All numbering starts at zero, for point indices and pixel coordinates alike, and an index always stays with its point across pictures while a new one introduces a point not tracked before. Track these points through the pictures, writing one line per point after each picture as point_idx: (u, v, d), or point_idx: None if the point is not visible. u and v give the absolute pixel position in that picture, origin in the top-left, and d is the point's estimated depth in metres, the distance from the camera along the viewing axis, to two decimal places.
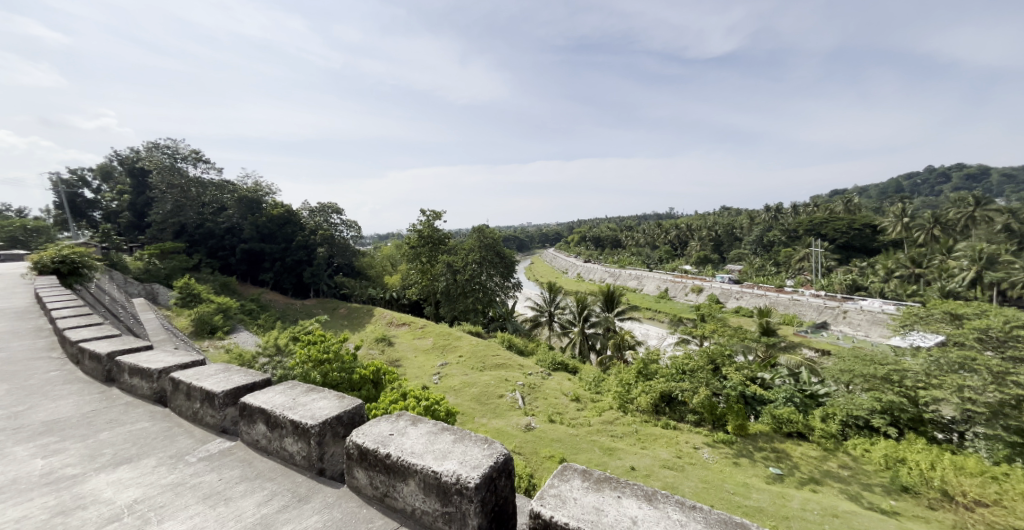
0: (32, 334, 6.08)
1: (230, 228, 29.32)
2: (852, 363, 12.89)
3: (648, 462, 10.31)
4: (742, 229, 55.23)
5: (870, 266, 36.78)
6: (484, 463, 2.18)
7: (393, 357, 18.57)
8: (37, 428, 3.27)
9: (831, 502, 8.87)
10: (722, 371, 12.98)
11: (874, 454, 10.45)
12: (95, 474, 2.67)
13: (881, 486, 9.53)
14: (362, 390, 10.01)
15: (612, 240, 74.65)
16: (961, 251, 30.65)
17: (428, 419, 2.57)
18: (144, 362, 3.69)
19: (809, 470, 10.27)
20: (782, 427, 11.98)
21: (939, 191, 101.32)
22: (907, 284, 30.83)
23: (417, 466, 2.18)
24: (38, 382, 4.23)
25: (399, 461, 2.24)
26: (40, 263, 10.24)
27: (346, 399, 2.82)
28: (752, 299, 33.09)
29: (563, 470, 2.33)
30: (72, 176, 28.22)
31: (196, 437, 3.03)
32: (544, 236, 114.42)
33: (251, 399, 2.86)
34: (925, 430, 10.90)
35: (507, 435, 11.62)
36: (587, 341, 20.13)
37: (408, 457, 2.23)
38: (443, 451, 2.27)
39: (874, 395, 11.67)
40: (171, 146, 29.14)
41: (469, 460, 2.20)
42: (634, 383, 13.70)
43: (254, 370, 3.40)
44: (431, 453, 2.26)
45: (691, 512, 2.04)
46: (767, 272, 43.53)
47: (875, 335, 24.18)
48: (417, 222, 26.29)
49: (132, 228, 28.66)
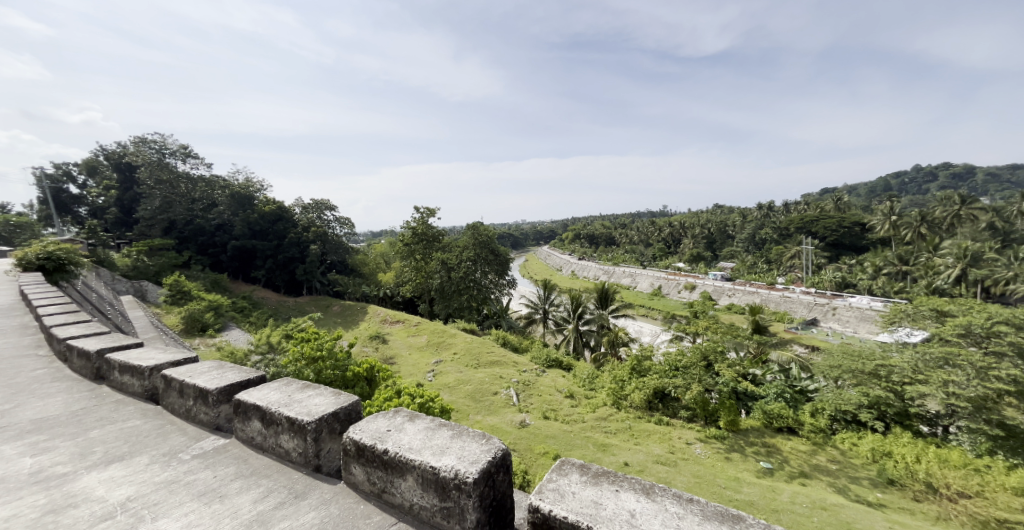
0: (20, 331, 6.05)
1: (221, 224, 29.18)
2: (840, 358, 13.12)
3: (642, 458, 10.44)
4: (734, 226, 55.37)
5: (858, 264, 37.32)
6: (482, 458, 2.23)
7: (387, 354, 18.63)
8: (24, 427, 3.27)
9: (819, 495, 9.04)
10: (715, 367, 12.83)
11: (861, 447, 10.66)
12: (85, 473, 2.69)
13: (868, 479, 9.72)
14: (356, 387, 10.09)
15: (606, 238, 75.10)
16: (947, 248, 31.15)
17: (426, 415, 2.61)
18: (136, 359, 3.71)
19: (798, 464, 10.45)
20: (773, 423, 12.17)
21: (926, 189, 103.18)
22: (894, 281, 31.35)
23: (416, 462, 2.23)
24: (26, 379, 4.23)
25: (397, 457, 2.28)
26: (25, 259, 10.08)
27: (341, 395, 2.86)
28: (743, 296, 33.49)
29: (562, 465, 2.40)
30: (58, 171, 27.95)
31: (190, 435, 3.05)
32: (538, 234, 114.17)
33: (245, 397, 2.89)
34: (910, 424, 11.15)
35: (502, 431, 11.70)
36: (581, 338, 20.28)
37: (407, 453, 2.28)
38: (441, 447, 2.32)
39: (862, 390, 11.88)
40: (159, 141, 28.90)
41: (468, 455, 2.25)
42: (628, 380, 13.90)
43: (248, 367, 3.42)
44: (429, 449, 2.30)
45: (689, 504, 2.11)
46: (759, 270, 43.93)
47: (863, 331, 24.55)
48: (411, 219, 26.25)
49: (119, 225, 28.38)
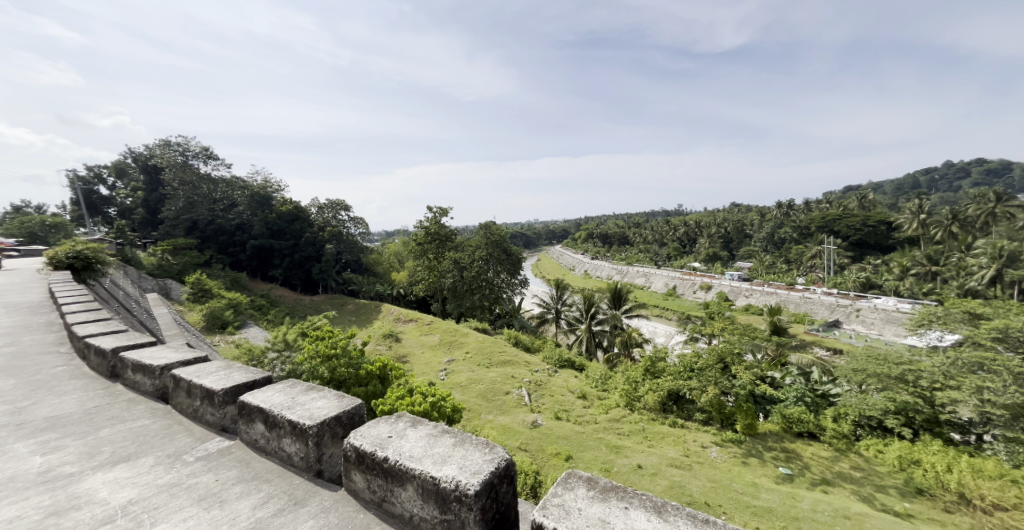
0: (44, 328, 6.12)
1: (241, 224, 29.65)
2: (865, 362, 12.40)
3: (656, 461, 10.19)
4: (752, 225, 54.22)
5: (884, 264, 36.17)
6: (485, 469, 2.07)
7: (400, 352, 18.65)
8: (39, 424, 3.22)
9: (842, 503, 8.70)
10: (732, 370, 12.52)
11: (887, 455, 10.22)
12: (92, 473, 2.60)
13: (894, 488, 9.32)
14: (369, 385, 10.00)
15: (620, 237, 74.45)
16: (980, 248, 29.89)
17: (429, 421, 2.45)
18: (148, 358, 3.64)
19: (820, 471, 10.09)
20: (793, 427, 11.80)
21: (958, 187, 99.31)
22: (923, 283, 30.29)
23: (416, 471, 2.09)
24: (45, 376, 4.22)
25: (397, 466, 2.14)
26: (55, 258, 10.24)
27: (345, 398, 2.72)
28: (761, 297, 32.74)
29: (569, 477, 2.23)
30: (89, 173, 28.87)
31: (196, 436, 2.96)
32: (552, 233, 113.52)
33: (249, 398, 2.77)
34: (940, 431, 10.66)
35: (513, 432, 11.52)
36: (594, 338, 20.02)
37: (406, 462, 2.13)
38: (443, 456, 2.17)
39: (888, 395, 11.38)
40: (183, 143, 29.53)
41: (469, 465, 2.09)
42: (641, 381, 13.64)
43: (255, 368, 3.31)
44: (429, 457, 2.16)
45: (705, 526, 1.92)
46: (778, 269, 43.00)
47: (890, 334, 23.73)
48: (424, 219, 26.29)
49: (146, 225, 29.14)
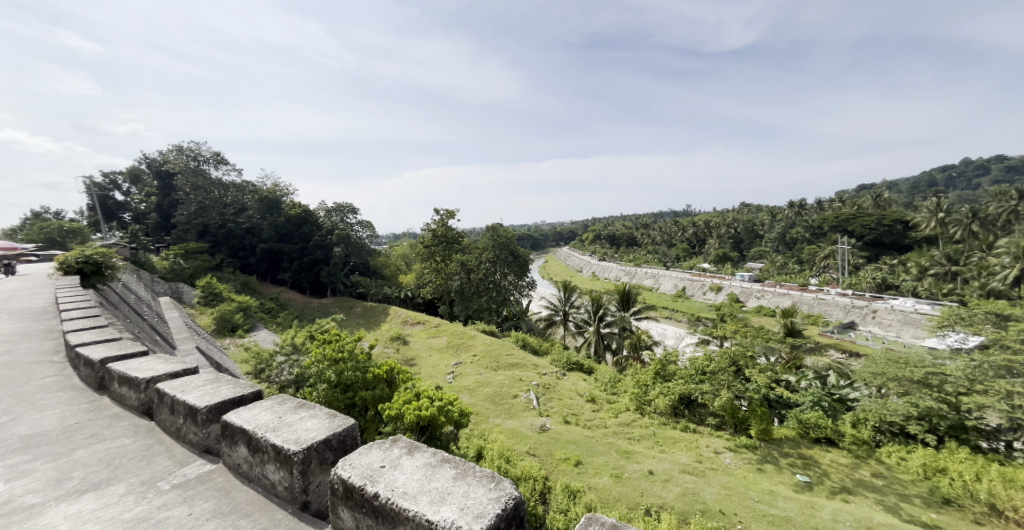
0: (43, 336, 5.97)
1: (251, 228, 29.73)
2: (885, 365, 12.07)
3: (667, 467, 9.87)
4: (763, 225, 53.62)
5: (901, 264, 35.50)
6: (489, 511, 1.85)
7: (407, 356, 18.46)
8: (13, 444, 3.02)
9: (865, 514, 8.33)
10: (745, 373, 12.12)
11: (911, 463, 9.80)
12: (55, 505, 2.39)
13: (920, 497, 8.94)
14: (376, 389, 9.65)
15: (628, 238, 74.07)
16: (1002, 247, 29.21)
17: (427, 448, 2.24)
18: (133, 371, 3.45)
19: (839, 478, 9.73)
20: (810, 433, 11.36)
21: (977, 183, 97.24)
22: (942, 283, 29.67)
23: (409, 512, 1.86)
24: (32, 389, 4.03)
25: (388, 504, 1.92)
26: (66, 263, 10.12)
27: (336, 418, 2.52)
28: (773, 298, 32.23)
29: (588, 523, 2.00)
30: (105, 179, 29.12)
31: (175, 459, 2.76)
32: (559, 234, 113.12)
33: (232, 418, 2.57)
34: (967, 438, 10.20)
35: (521, 435, 11.29)
36: (603, 341, 19.65)
37: (399, 500, 1.91)
38: (440, 493, 1.95)
39: (910, 400, 10.97)
40: (194, 149, 29.76)
41: (471, 506, 1.87)
42: (652, 384, 13.33)
43: (243, 382, 3.11)
44: (425, 495, 1.93)
45: None
46: (790, 269, 42.38)
47: (909, 335, 23.14)
48: (432, 221, 25.82)
49: (159, 229, 29.29)
